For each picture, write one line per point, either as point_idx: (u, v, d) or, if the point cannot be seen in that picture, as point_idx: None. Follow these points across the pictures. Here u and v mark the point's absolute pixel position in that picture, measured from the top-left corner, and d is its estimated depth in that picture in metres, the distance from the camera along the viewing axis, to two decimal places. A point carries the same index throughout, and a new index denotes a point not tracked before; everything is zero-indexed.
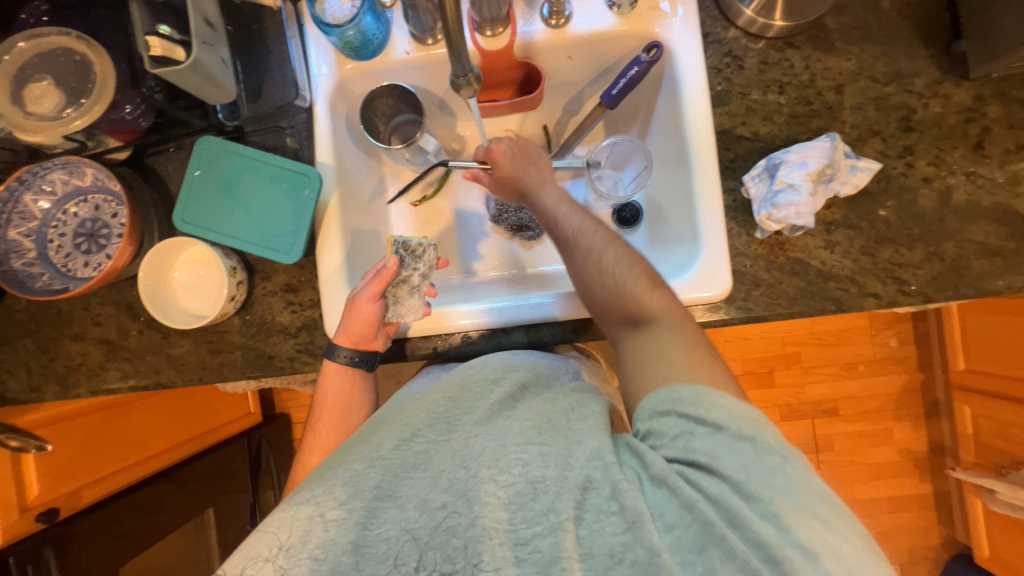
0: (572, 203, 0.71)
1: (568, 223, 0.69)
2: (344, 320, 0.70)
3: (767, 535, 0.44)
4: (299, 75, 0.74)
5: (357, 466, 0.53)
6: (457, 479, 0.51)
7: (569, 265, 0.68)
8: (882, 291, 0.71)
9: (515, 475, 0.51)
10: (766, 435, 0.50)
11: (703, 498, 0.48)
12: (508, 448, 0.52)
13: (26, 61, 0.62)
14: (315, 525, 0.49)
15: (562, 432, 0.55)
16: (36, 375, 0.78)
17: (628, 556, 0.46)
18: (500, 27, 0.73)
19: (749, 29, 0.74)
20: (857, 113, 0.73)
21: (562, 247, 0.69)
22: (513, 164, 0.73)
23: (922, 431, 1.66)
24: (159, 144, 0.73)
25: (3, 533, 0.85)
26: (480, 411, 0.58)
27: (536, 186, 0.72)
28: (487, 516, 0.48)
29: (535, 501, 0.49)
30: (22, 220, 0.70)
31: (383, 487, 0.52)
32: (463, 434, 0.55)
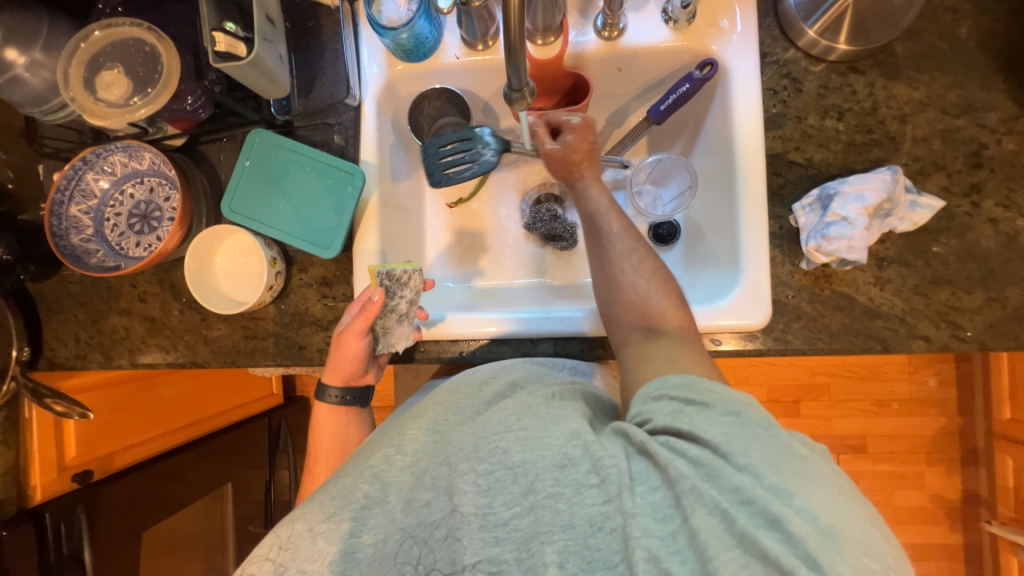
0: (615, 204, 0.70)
1: (610, 222, 0.68)
2: (334, 354, 0.72)
3: (743, 486, 0.41)
4: (350, 73, 0.75)
5: (347, 479, 0.51)
6: (440, 476, 0.47)
7: (595, 259, 0.68)
8: (933, 335, 0.68)
9: (495, 462, 0.46)
10: (750, 411, 0.47)
11: (689, 465, 0.43)
12: (488, 439, 0.48)
13: (99, 49, 0.65)
14: (304, 539, 0.48)
15: (541, 416, 0.50)
16: (83, 345, 0.82)
17: (608, 525, 0.42)
18: (552, 36, 0.73)
19: (810, 51, 0.71)
20: (921, 145, 0.69)
21: (594, 243, 0.68)
22: (579, 147, 0.74)
23: (957, 479, 1.57)
24: (213, 133, 0.75)
25: (43, 488, 0.90)
26: (468, 406, 0.55)
27: (587, 182, 0.73)
28: (464, 503, 0.44)
29: (512, 484, 0.45)
30: (82, 198, 0.73)
31: (370, 497, 0.50)
32: (452, 423, 0.53)
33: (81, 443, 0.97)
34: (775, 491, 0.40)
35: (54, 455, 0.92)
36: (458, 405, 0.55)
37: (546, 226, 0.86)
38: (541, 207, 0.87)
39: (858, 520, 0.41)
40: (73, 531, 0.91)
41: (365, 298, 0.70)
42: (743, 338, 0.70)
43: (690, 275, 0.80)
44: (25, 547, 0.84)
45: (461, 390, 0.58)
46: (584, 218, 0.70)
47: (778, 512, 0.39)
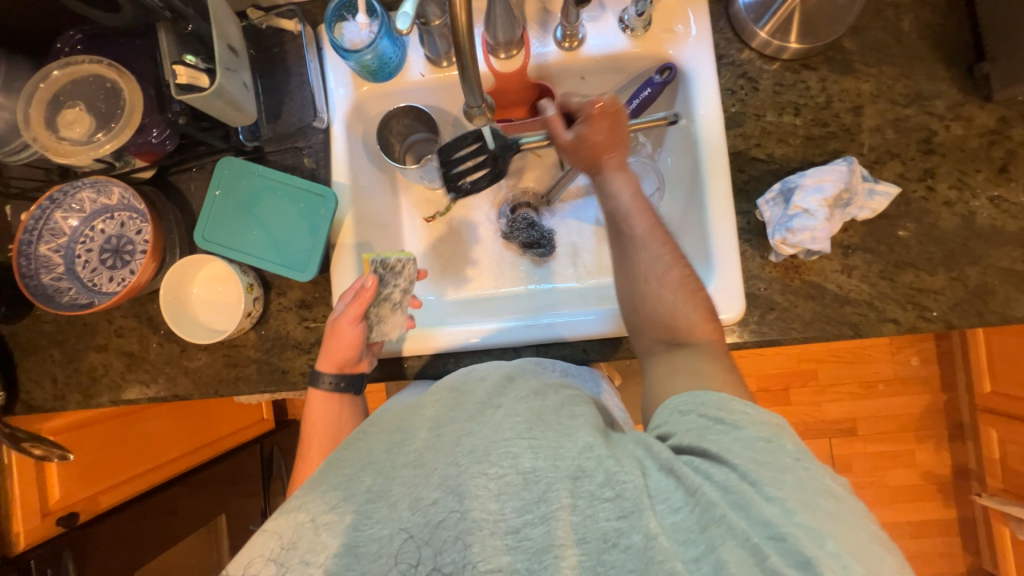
0: (647, 204, 0.65)
1: (637, 224, 0.64)
2: (326, 343, 0.69)
3: (774, 520, 0.40)
4: (317, 97, 0.76)
5: (349, 472, 0.48)
6: (449, 475, 0.45)
7: (618, 263, 0.65)
8: (901, 317, 0.70)
9: (506, 467, 0.45)
10: (788, 442, 0.46)
11: (706, 485, 0.43)
12: (498, 444, 0.46)
13: (60, 88, 0.65)
14: (306, 531, 0.45)
15: (552, 427, 0.48)
16: (61, 384, 0.81)
17: (622, 542, 0.41)
18: (515, 49, 0.75)
19: (763, 51, 0.74)
20: (875, 135, 0.72)
21: (619, 248, 0.65)
22: (606, 130, 0.66)
23: (946, 454, 1.60)
24: (182, 163, 0.75)
25: (26, 534, 0.88)
26: (471, 404, 0.52)
27: (612, 169, 0.67)
28: (477, 508, 0.43)
29: (525, 491, 0.44)
30: (52, 237, 0.73)
31: (373, 489, 0.47)
32: (455, 428, 0.49)
33: (65, 486, 0.95)
34: (807, 531, 0.40)
35: (37, 498, 0.90)
36: (458, 400, 0.53)
37: (524, 235, 0.87)
38: (517, 217, 0.88)
39: (883, 560, 0.40)
40: None
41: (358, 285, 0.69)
42: None
43: None
44: None
45: (459, 390, 0.54)
46: (612, 215, 0.65)
47: (808, 556, 0.38)
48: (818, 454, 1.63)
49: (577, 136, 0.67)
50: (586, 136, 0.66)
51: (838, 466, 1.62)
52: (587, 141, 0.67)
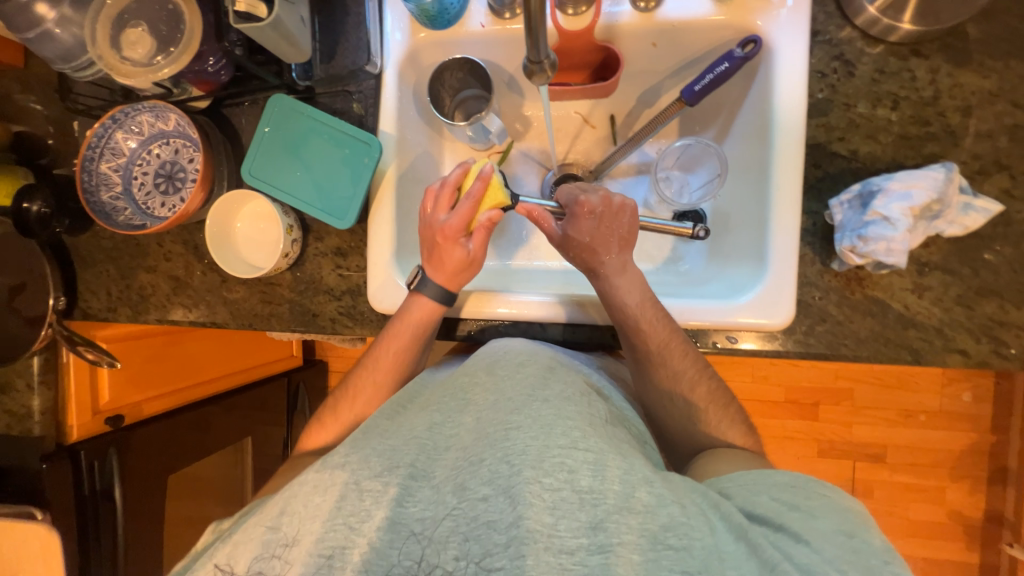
0: (654, 314, 0.66)
1: (649, 337, 0.66)
2: (451, 271, 0.70)
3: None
4: (372, 39, 0.73)
5: (392, 442, 0.52)
6: (500, 475, 0.47)
7: (640, 375, 0.69)
8: (972, 349, 0.63)
9: (561, 480, 0.46)
10: (870, 536, 0.48)
11: (780, 559, 0.44)
12: (552, 451, 0.47)
13: (125, 7, 0.65)
14: (350, 492, 0.48)
15: (607, 438, 0.50)
16: (114, 298, 0.86)
17: None
18: (584, 6, 0.69)
19: (868, 30, 0.65)
20: (984, 141, 0.63)
21: (635, 356, 0.68)
22: (594, 231, 0.67)
23: (981, 497, 1.50)
24: (236, 97, 0.75)
25: (80, 428, 0.98)
26: (513, 393, 0.54)
27: (610, 272, 0.67)
28: (532, 518, 0.45)
29: (581, 511, 0.45)
30: (113, 156, 0.75)
31: (417, 466, 0.50)
32: (500, 424, 0.50)
33: (114, 389, 1.04)
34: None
35: (89, 398, 0.99)
36: (499, 383, 0.55)
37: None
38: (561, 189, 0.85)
39: None
40: (105, 468, 0.97)
41: (490, 226, 0.69)
42: (760, 337, 0.68)
43: (712, 269, 0.77)
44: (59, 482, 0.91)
45: (498, 372, 0.57)
46: (620, 329, 0.68)
47: None
48: (838, 476, 1.56)
49: (563, 236, 0.69)
50: (582, 245, 0.68)
51: (857, 490, 1.56)
52: (573, 243, 0.69)
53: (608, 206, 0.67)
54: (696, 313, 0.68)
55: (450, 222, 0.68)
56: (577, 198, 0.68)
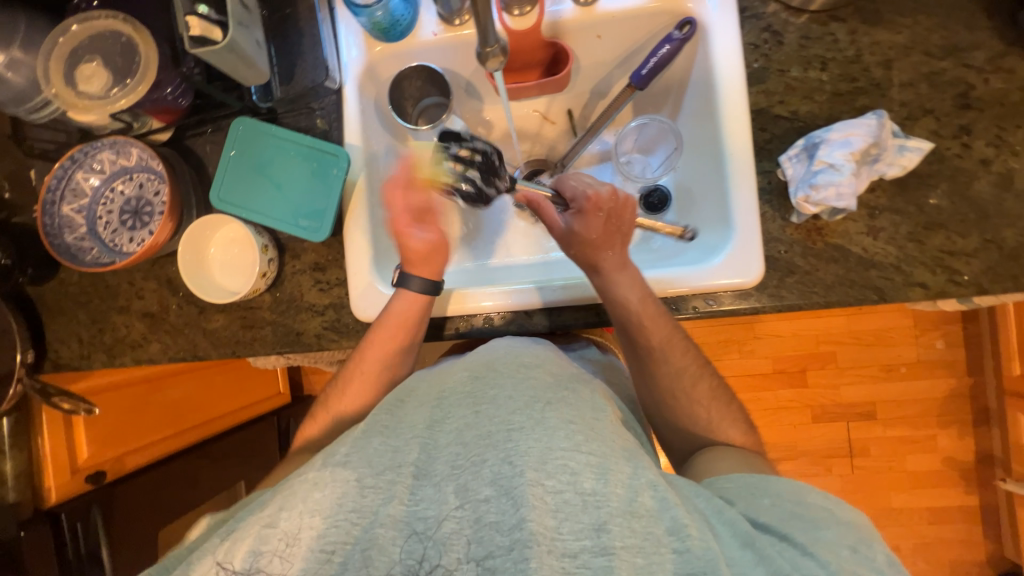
0: (652, 312, 0.67)
1: (651, 335, 0.68)
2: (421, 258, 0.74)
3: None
4: (329, 57, 0.75)
5: (393, 441, 0.50)
6: (502, 475, 0.45)
7: (638, 369, 0.72)
8: (930, 281, 0.67)
9: (564, 483, 0.44)
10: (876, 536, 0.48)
11: (788, 568, 0.44)
12: (555, 453, 0.45)
13: (78, 44, 0.65)
14: (352, 488, 0.46)
15: (610, 443, 0.48)
16: (86, 344, 0.83)
17: None
18: (528, 5, 0.72)
19: (790, 3, 0.70)
20: (908, 90, 0.68)
21: (634, 351, 0.71)
22: (602, 226, 0.68)
23: (970, 440, 1.56)
24: (197, 126, 0.76)
25: (57, 489, 0.91)
26: (517, 395, 0.51)
27: (613, 270, 0.67)
28: (534, 520, 0.42)
29: (584, 513, 0.43)
30: (74, 197, 0.74)
31: (420, 465, 0.48)
32: (501, 425, 0.48)
33: (93, 445, 0.98)
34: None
35: (65, 454, 0.93)
36: (496, 378, 0.54)
37: (484, 182, 0.73)
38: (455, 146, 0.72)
39: None
40: (89, 530, 0.92)
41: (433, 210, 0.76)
42: (736, 297, 0.70)
43: (684, 240, 0.80)
44: (42, 549, 0.85)
45: (495, 368, 0.56)
46: (621, 326, 0.69)
47: None
48: (835, 438, 1.60)
49: (567, 231, 0.70)
50: (588, 241, 0.68)
51: (855, 450, 1.59)
52: (578, 240, 0.69)
53: (616, 200, 0.69)
54: (674, 282, 0.70)
55: (421, 237, 0.74)
56: (587, 193, 0.69)
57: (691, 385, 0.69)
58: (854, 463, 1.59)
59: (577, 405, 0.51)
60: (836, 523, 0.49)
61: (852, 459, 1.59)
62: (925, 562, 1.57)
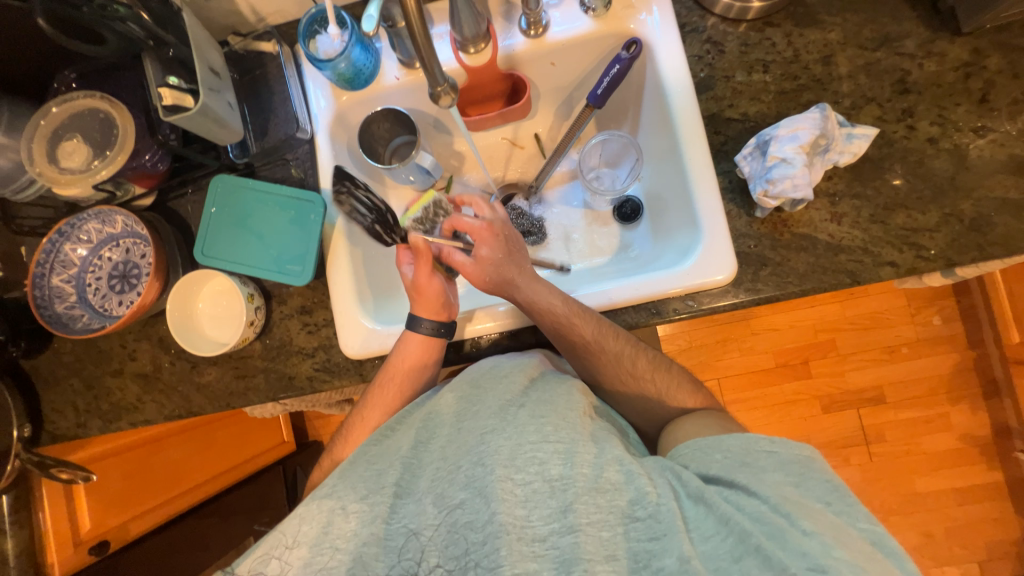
0: (570, 309, 0.67)
1: (583, 330, 0.67)
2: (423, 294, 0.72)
3: (813, 553, 0.44)
4: (299, 110, 0.79)
5: (378, 466, 0.56)
6: (475, 477, 0.51)
7: (580, 364, 0.71)
8: (899, 259, 0.69)
9: (533, 474, 0.51)
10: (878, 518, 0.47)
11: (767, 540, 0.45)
12: (525, 447, 0.52)
13: (58, 123, 0.69)
14: (336, 516, 0.52)
15: (579, 431, 0.54)
16: (82, 412, 0.84)
17: (655, 564, 0.46)
18: (482, 43, 0.75)
19: (726, 15, 0.75)
20: (849, 82, 0.72)
21: (585, 359, 0.70)
22: (502, 250, 0.72)
23: (983, 413, 1.54)
24: (178, 187, 0.78)
25: (59, 566, 0.89)
26: (494, 403, 0.57)
27: (522, 285, 0.70)
28: (504, 512, 0.49)
29: (551, 498, 0.50)
30: (63, 268, 0.77)
31: (400, 485, 0.54)
32: (478, 431, 0.55)
33: (95, 515, 0.97)
34: (847, 565, 0.43)
35: (68, 529, 0.91)
36: (479, 396, 0.59)
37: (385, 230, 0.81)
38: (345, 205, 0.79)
39: None
40: None
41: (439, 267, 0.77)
42: (714, 295, 0.72)
43: (659, 245, 0.82)
44: None
45: (480, 385, 0.60)
46: (551, 332, 0.68)
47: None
48: (847, 427, 1.57)
49: (475, 260, 0.72)
50: (493, 264, 0.71)
51: (869, 437, 1.57)
52: (486, 264, 0.71)
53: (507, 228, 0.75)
54: (652, 287, 0.71)
55: (439, 282, 0.72)
56: (483, 220, 0.73)
57: (676, 385, 0.71)
58: (872, 451, 1.56)
59: (550, 405, 0.56)
60: (790, 465, 0.52)
61: (869, 447, 1.56)
62: (960, 547, 1.52)
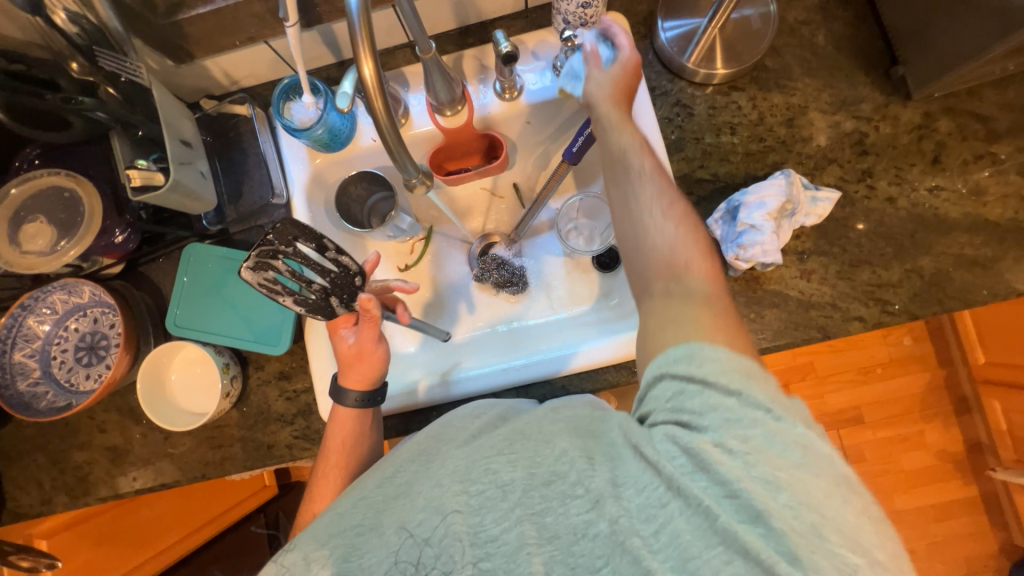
0: (638, 133, 0.60)
1: (637, 161, 0.58)
2: (353, 360, 0.67)
3: (733, 482, 0.42)
4: (275, 176, 0.78)
5: (341, 508, 0.51)
6: (432, 496, 0.48)
7: (617, 200, 0.59)
8: (866, 314, 0.71)
9: (486, 483, 0.48)
10: None
11: (702, 491, 0.43)
12: (480, 461, 0.49)
13: (20, 205, 0.68)
14: (299, 568, 0.48)
15: (532, 437, 0.50)
16: (47, 488, 0.80)
17: (591, 532, 0.44)
18: (459, 106, 0.76)
19: (693, 79, 0.78)
20: (811, 144, 0.75)
21: (614, 180, 0.59)
22: (613, 82, 0.61)
23: (956, 430, 1.59)
24: (150, 254, 0.76)
25: None
26: (461, 434, 0.53)
27: (608, 124, 0.60)
28: (455, 518, 0.46)
29: (501, 502, 0.47)
30: (26, 342, 0.74)
31: (364, 523, 0.49)
32: (441, 462, 0.51)
33: None
34: (763, 486, 0.41)
35: None
36: (449, 434, 0.54)
37: (339, 298, 0.65)
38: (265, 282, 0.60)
39: None
40: None
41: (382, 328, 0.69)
42: None
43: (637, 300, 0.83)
44: None
45: (452, 423, 0.55)
46: (608, 149, 0.60)
47: (761, 508, 0.40)
48: None
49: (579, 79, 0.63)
50: (602, 85, 0.61)
51: (850, 457, 1.60)
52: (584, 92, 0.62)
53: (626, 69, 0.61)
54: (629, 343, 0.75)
55: (383, 347, 0.68)
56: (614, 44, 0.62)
57: None
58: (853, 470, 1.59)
59: (512, 424, 0.53)
60: None
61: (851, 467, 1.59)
62: (941, 561, 1.56)
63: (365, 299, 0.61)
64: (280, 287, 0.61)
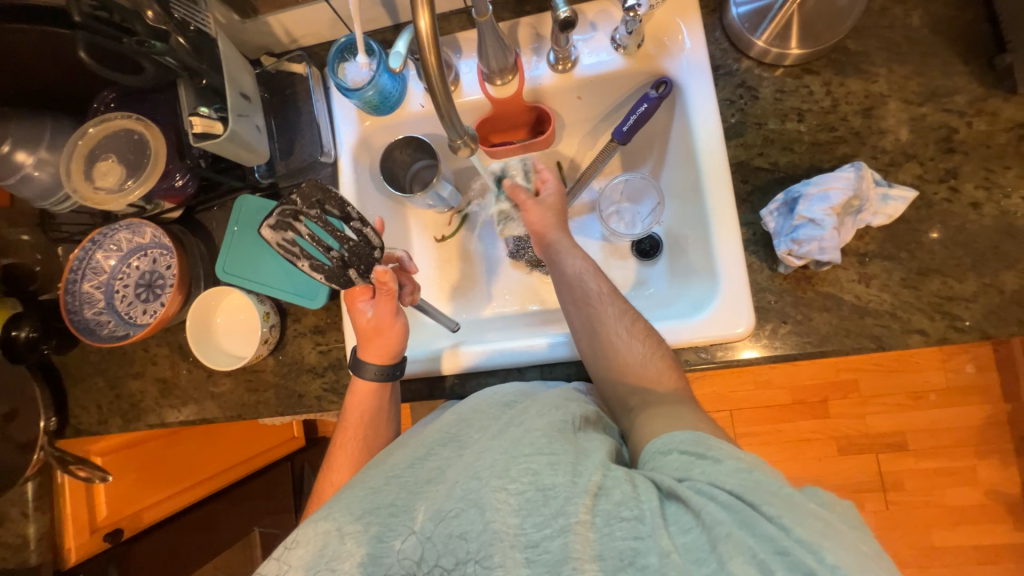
0: (592, 261, 0.69)
1: (593, 286, 0.67)
2: (370, 334, 0.69)
3: (778, 536, 0.39)
4: (324, 135, 0.80)
5: (373, 483, 0.52)
6: (470, 488, 0.47)
7: (586, 324, 0.66)
8: (929, 328, 0.65)
9: (526, 483, 0.46)
10: None
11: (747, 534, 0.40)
12: (518, 459, 0.47)
13: (96, 143, 0.73)
14: (332, 539, 0.49)
15: (573, 442, 0.50)
16: (104, 410, 0.87)
17: (640, 561, 0.41)
18: (510, 75, 0.74)
19: (762, 59, 0.72)
20: (888, 137, 0.68)
21: (578, 308, 0.67)
22: (550, 209, 0.74)
23: (1014, 470, 1.45)
24: (206, 203, 0.81)
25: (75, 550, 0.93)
26: (491, 428, 0.54)
27: (562, 248, 0.71)
28: (496, 520, 0.44)
29: (544, 506, 0.45)
30: (94, 274, 0.80)
31: (398, 504, 0.50)
32: (476, 452, 0.50)
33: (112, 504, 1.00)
34: (805, 540, 0.39)
35: (86, 512, 0.95)
36: (481, 424, 0.55)
37: (357, 267, 0.67)
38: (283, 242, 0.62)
39: None
40: None
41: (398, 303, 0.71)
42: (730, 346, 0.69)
43: (675, 290, 0.80)
44: None
45: (485, 411, 0.57)
46: (568, 280, 0.68)
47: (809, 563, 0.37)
48: (865, 471, 1.51)
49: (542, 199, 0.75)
50: (548, 206, 0.74)
51: (887, 484, 1.50)
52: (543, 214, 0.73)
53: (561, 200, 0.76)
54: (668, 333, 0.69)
55: (401, 323, 0.69)
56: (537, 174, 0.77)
57: None
58: (889, 498, 1.50)
59: (547, 420, 0.52)
60: None
61: (886, 494, 1.50)
62: None
63: (381, 270, 0.64)
64: (298, 249, 0.63)
